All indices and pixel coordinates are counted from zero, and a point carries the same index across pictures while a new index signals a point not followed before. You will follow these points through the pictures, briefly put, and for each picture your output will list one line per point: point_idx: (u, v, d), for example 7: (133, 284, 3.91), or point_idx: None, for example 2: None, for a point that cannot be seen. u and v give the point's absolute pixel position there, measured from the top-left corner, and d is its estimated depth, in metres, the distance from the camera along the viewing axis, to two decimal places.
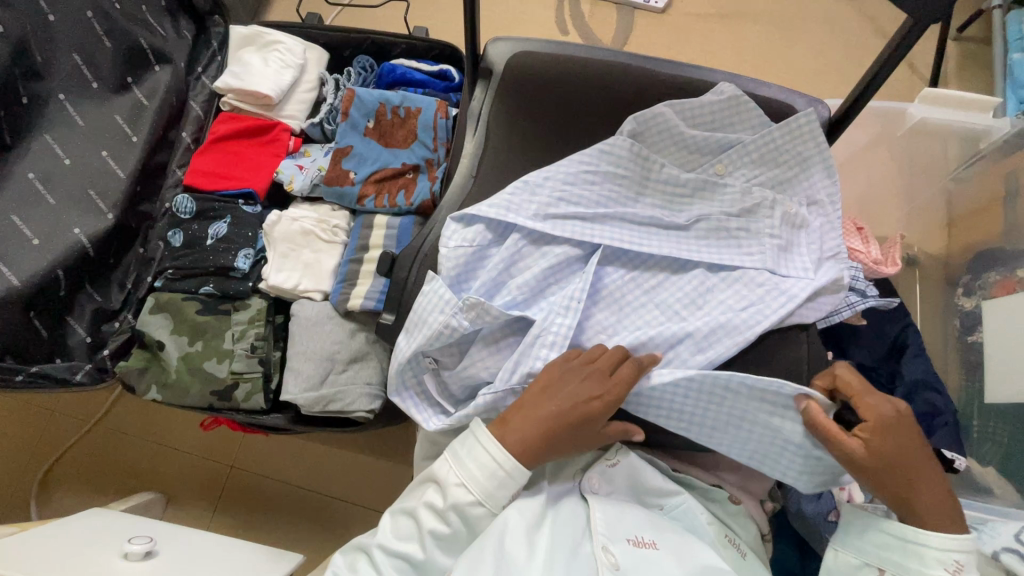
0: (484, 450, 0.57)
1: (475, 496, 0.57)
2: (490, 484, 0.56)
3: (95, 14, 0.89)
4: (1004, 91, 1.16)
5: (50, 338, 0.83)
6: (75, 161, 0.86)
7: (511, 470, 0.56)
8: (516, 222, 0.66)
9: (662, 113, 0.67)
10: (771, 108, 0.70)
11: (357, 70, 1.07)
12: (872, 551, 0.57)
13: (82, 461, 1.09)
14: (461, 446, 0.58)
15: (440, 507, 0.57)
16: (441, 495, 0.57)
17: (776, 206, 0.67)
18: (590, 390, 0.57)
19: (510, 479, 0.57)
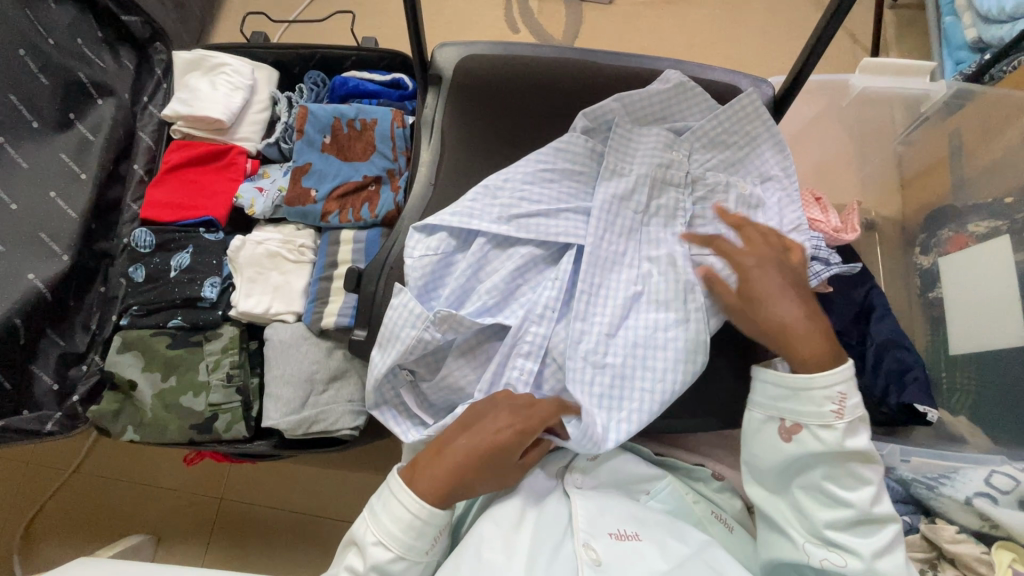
0: (397, 497, 0.57)
1: (394, 552, 0.57)
2: (403, 535, 0.56)
3: (28, 52, 0.85)
4: (941, 56, 1.20)
5: (14, 390, 0.80)
6: (23, 206, 0.83)
7: (426, 517, 0.56)
8: (478, 228, 0.66)
9: (610, 112, 0.69)
10: (716, 91, 0.72)
11: (309, 86, 1.05)
12: (772, 406, 0.60)
13: (62, 512, 1.06)
14: (375, 502, 0.59)
15: (361, 568, 0.57)
16: (361, 558, 0.58)
17: (730, 188, 0.69)
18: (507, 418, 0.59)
19: (425, 528, 0.57)
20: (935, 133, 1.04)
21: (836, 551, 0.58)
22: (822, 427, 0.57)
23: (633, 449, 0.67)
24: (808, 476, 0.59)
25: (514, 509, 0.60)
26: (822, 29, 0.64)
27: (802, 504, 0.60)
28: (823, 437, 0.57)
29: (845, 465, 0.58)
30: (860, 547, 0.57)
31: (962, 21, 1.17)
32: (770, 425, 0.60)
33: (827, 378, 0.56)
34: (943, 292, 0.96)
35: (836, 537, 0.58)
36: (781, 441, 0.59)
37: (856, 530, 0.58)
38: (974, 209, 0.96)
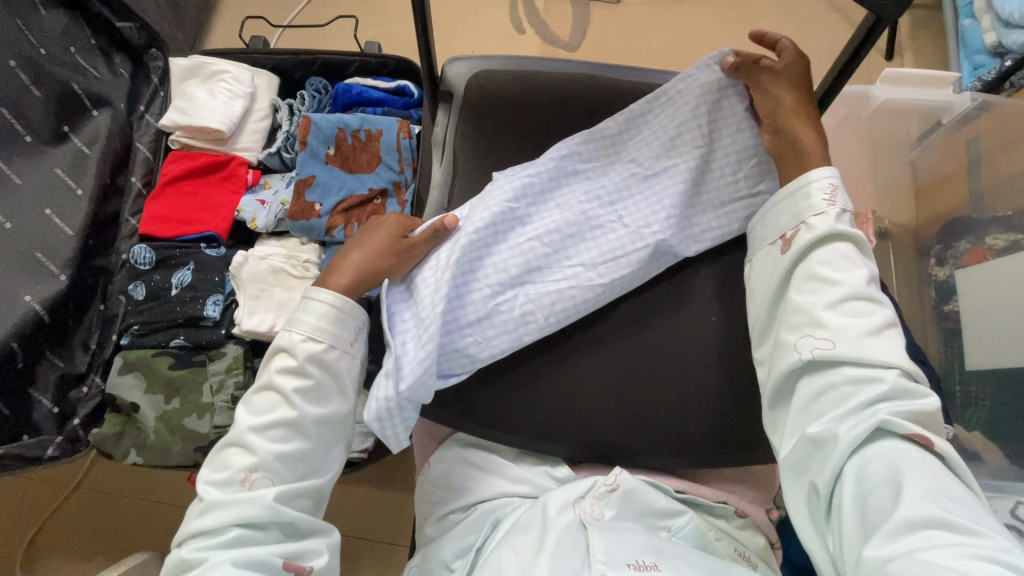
0: (313, 298, 0.58)
1: (325, 341, 0.57)
2: (326, 325, 0.57)
3: (18, 63, 0.81)
4: (958, 59, 1.17)
5: (13, 415, 0.77)
6: (17, 225, 0.80)
7: (344, 302, 0.58)
8: (476, 217, 0.62)
9: (611, 128, 0.67)
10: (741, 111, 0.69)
11: (311, 93, 1.02)
12: (772, 227, 0.61)
13: (64, 530, 1.04)
14: (292, 314, 0.58)
15: (295, 366, 0.56)
16: (292, 356, 0.56)
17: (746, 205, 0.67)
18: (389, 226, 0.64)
19: (345, 314, 0.58)
20: (950, 141, 1.01)
21: (826, 336, 0.53)
22: (814, 217, 0.58)
23: (652, 482, 0.63)
24: (802, 262, 0.57)
25: (534, 537, 0.58)
26: (854, 50, 0.61)
27: (792, 302, 0.56)
28: (812, 227, 0.58)
29: (829, 247, 0.57)
30: (849, 329, 0.52)
31: (980, 23, 1.14)
32: (771, 248, 0.61)
33: (815, 176, 0.59)
34: (959, 304, 0.94)
35: (830, 319, 0.53)
36: (780, 252, 0.59)
37: (846, 310, 0.54)
38: (992, 220, 0.94)
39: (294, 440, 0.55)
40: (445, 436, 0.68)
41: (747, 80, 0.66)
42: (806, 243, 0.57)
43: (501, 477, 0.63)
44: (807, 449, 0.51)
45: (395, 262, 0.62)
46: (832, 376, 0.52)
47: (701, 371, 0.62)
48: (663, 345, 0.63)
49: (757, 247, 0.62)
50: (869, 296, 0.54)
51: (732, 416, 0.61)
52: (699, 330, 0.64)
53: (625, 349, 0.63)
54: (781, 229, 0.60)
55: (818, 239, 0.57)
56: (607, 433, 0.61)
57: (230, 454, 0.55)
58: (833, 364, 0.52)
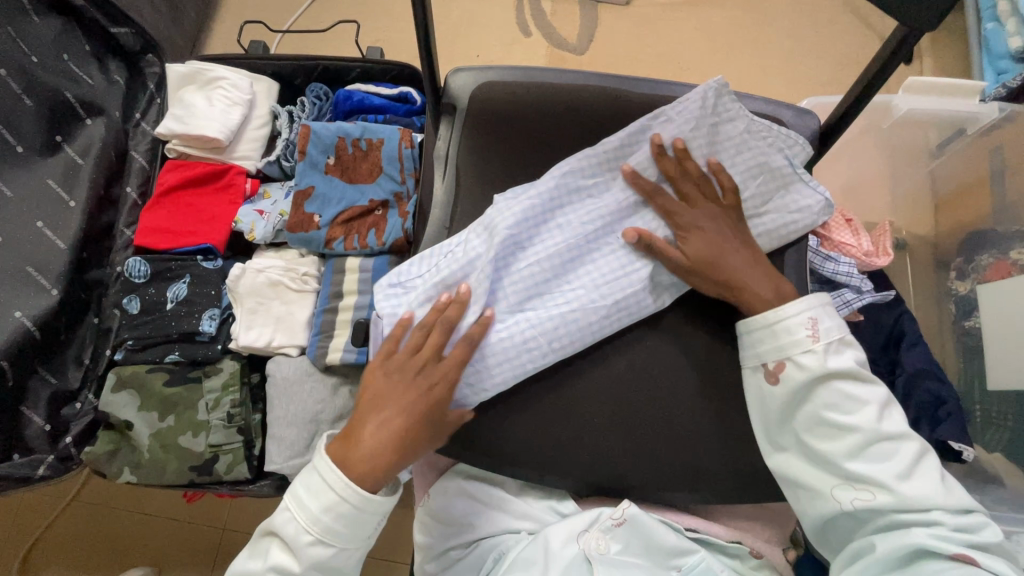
0: (324, 479, 0.53)
1: (332, 547, 0.53)
2: (337, 526, 0.52)
3: (11, 73, 0.79)
4: (981, 64, 1.13)
5: (4, 434, 0.75)
6: (8, 238, 0.78)
7: (356, 504, 0.53)
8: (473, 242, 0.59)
9: (617, 144, 0.62)
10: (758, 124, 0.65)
11: (311, 100, 0.99)
12: (753, 356, 0.58)
13: (59, 543, 1.02)
14: (300, 488, 0.54)
15: (292, 568, 0.53)
16: (291, 556, 0.53)
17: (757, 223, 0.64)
18: (419, 387, 0.56)
19: (360, 515, 0.53)
20: (975, 150, 0.97)
21: (862, 488, 0.53)
22: (801, 354, 0.56)
23: (663, 519, 0.59)
24: (807, 407, 0.56)
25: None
26: (870, 79, 0.59)
27: (812, 448, 0.56)
28: (805, 364, 0.56)
29: (834, 382, 0.55)
30: (882, 474, 0.52)
31: (1004, 28, 1.09)
32: (756, 373, 0.58)
33: (792, 308, 0.57)
34: (980, 321, 0.91)
35: (856, 469, 0.53)
36: (770, 383, 0.57)
37: (873, 453, 0.53)
38: (1017, 235, 0.90)
39: None
40: (448, 465, 0.65)
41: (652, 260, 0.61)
42: (803, 381, 0.56)
43: (504, 511, 0.61)
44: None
45: (422, 446, 0.55)
46: (877, 520, 0.52)
47: (712, 399, 0.60)
48: (673, 373, 0.60)
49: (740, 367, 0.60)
50: (885, 433, 0.54)
51: (744, 448, 0.59)
52: (713, 357, 0.61)
53: (631, 375, 0.60)
54: (763, 358, 0.58)
55: (818, 378, 0.55)
56: (615, 467, 0.58)
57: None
58: (874, 510, 0.52)
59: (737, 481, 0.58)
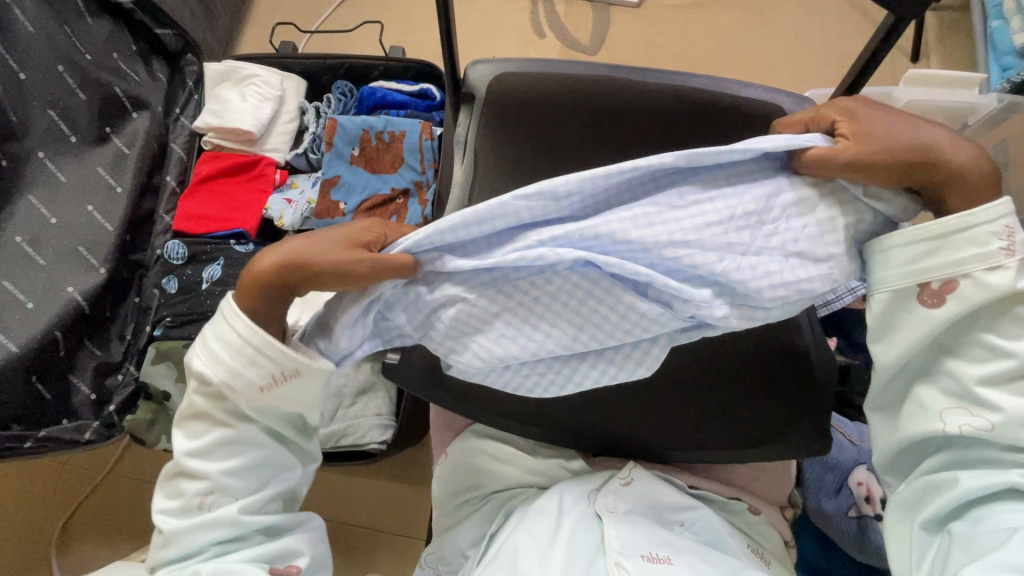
0: (224, 315, 0.45)
1: (237, 370, 0.45)
2: (235, 349, 0.45)
3: (66, 67, 0.86)
4: (987, 61, 1.15)
5: (55, 400, 0.82)
6: (62, 220, 0.85)
7: (260, 346, 0.44)
8: None
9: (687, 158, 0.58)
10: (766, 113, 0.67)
11: (337, 96, 1.05)
12: (911, 267, 0.44)
13: (96, 514, 1.08)
14: (206, 327, 0.46)
15: (214, 390, 0.47)
16: (209, 382, 0.46)
17: None
18: (344, 237, 0.45)
19: (254, 350, 0.44)
20: (986, 141, 0.97)
21: (982, 415, 0.45)
22: (983, 270, 0.42)
23: (667, 477, 0.63)
24: (955, 329, 0.45)
25: (549, 522, 0.58)
26: (868, 58, 0.63)
27: (944, 373, 0.46)
28: (987, 283, 0.42)
29: (1010, 309, 0.43)
30: (1019, 409, 0.44)
31: (1010, 25, 1.11)
32: (901, 296, 0.45)
33: (984, 213, 0.42)
34: None
35: (987, 397, 0.44)
36: (928, 304, 0.44)
37: (1015, 386, 0.44)
38: None
39: (237, 460, 0.49)
40: (465, 426, 0.70)
41: (839, 181, 0.44)
42: (970, 305, 0.43)
43: (517, 468, 0.65)
44: (930, 509, 0.48)
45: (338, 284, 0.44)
46: (978, 450, 0.46)
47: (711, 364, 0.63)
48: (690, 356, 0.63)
49: (886, 279, 0.45)
50: None
51: (746, 413, 0.61)
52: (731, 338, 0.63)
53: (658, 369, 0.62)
54: (925, 274, 0.44)
55: (993, 300, 0.42)
56: (617, 428, 0.62)
57: (190, 420, 0.49)
58: (987, 441, 0.45)
59: (742, 445, 0.61)
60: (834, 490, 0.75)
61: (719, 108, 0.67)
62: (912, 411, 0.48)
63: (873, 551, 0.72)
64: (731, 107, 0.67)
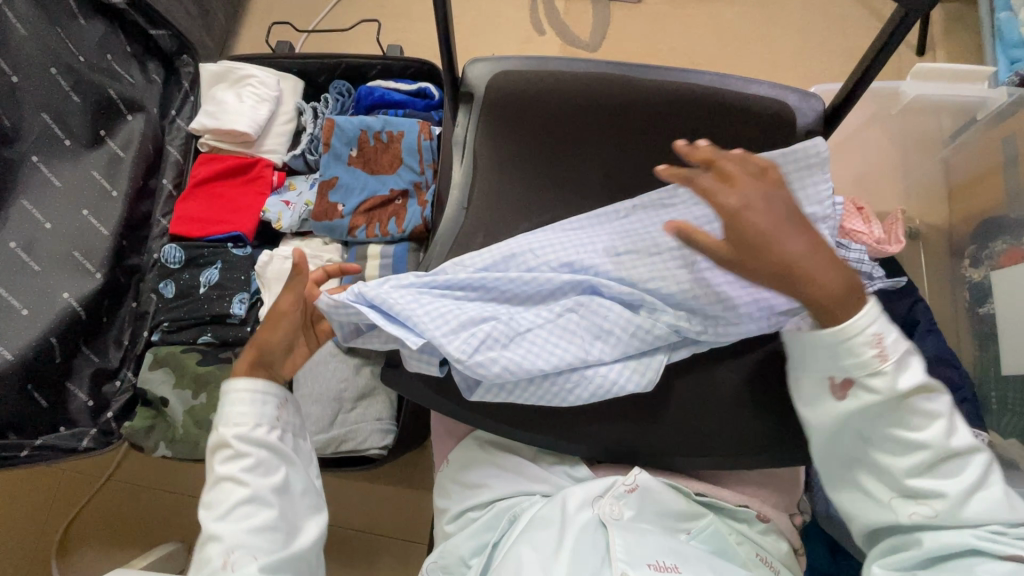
0: (229, 393, 0.60)
1: (253, 424, 0.59)
2: (248, 410, 0.59)
3: (59, 70, 0.84)
4: (994, 54, 1.13)
5: (52, 408, 0.81)
6: (57, 225, 0.83)
7: (263, 389, 0.61)
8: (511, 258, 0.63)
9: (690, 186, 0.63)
10: (773, 109, 0.64)
11: (334, 96, 1.04)
12: (824, 367, 0.54)
13: (97, 520, 1.07)
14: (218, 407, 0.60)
15: (232, 453, 0.58)
16: (228, 449, 0.58)
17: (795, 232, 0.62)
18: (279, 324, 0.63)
19: (264, 395, 0.60)
20: (986, 139, 0.97)
21: (922, 501, 0.53)
22: (872, 377, 0.52)
23: (672, 483, 0.61)
24: (868, 426, 0.54)
25: (555, 533, 0.58)
26: (879, 47, 0.60)
27: (877, 464, 0.55)
28: (876, 387, 0.52)
29: (910, 403, 0.53)
30: (947, 489, 0.52)
31: (1019, 15, 1.10)
32: (820, 392, 0.55)
33: (862, 320, 0.51)
34: (995, 307, 0.91)
35: (919, 485, 0.53)
36: (836, 398, 0.54)
37: (935, 469, 0.53)
38: None
39: (259, 516, 0.56)
40: (466, 432, 0.69)
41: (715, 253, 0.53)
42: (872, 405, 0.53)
43: (518, 475, 0.64)
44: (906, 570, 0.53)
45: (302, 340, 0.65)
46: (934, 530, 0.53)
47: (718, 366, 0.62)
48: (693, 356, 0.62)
49: (799, 371, 0.56)
50: (952, 451, 0.53)
51: (757, 418, 0.60)
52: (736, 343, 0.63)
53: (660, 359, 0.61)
54: (831, 371, 0.53)
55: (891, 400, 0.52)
56: (622, 433, 0.61)
57: (212, 491, 0.58)
58: (935, 523, 0.53)
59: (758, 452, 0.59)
60: None
61: (725, 105, 0.64)
62: (869, 502, 0.56)
63: None
64: (737, 104, 0.64)
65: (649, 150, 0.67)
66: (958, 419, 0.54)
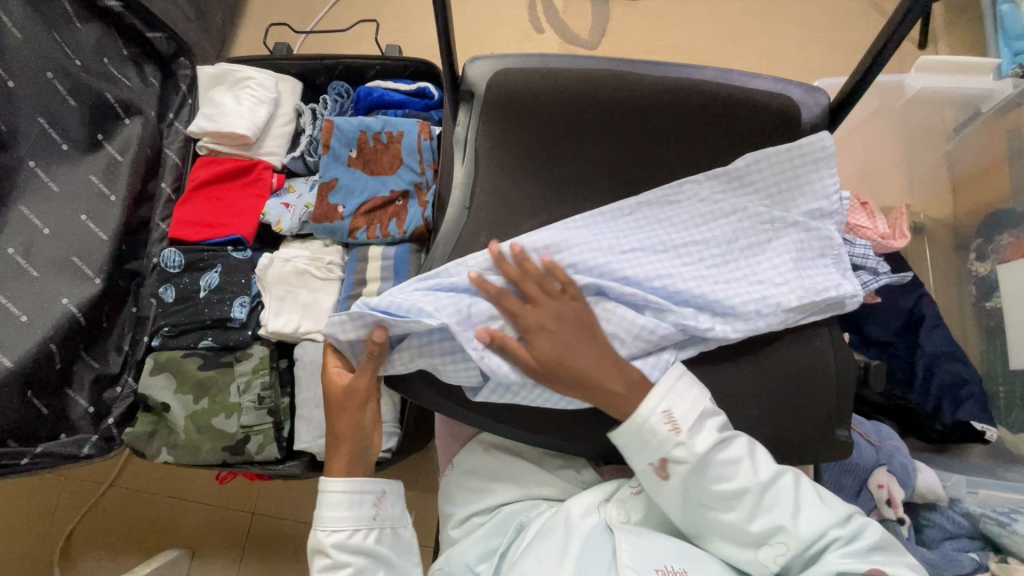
0: (327, 496, 0.59)
1: (351, 528, 0.59)
2: (347, 514, 0.59)
3: (56, 74, 0.84)
4: (997, 46, 1.12)
5: (52, 415, 0.80)
6: (55, 230, 0.83)
7: (363, 490, 0.60)
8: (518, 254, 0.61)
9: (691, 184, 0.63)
10: (779, 102, 0.63)
11: (333, 98, 1.03)
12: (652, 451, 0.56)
13: (99, 527, 1.06)
14: (316, 510, 0.60)
15: (330, 561, 0.58)
16: (326, 557, 0.58)
17: (803, 229, 0.62)
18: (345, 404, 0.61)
19: (357, 497, 0.60)
20: (988, 134, 0.96)
21: (775, 541, 0.54)
22: (676, 449, 0.55)
23: None
24: (693, 492, 0.56)
25: (557, 541, 0.57)
26: (887, 37, 0.59)
27: (719, 522, 0.55)
28: (682, 456, 0.54)
29: (710, 460, 0.55)
30: (783, 520, 0.53)
31: (1020, 8, 1.09)
32: (648, 476, 0.56)
33: (648, 406, 0.56)
34: (1000, 301, 0.91)
35: (761, 527, 0.54)
36: (663, 479, 0.56)
37: (762, 508, 0.54)
38: None
39: None
40: (470, 435, 0.68)
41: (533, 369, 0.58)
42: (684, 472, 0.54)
43: (524, 479, 0.63)
44: None
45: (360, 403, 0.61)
46: (816, 561, 0.53)
47: (727, 366, 0.61)
48: (701, 357, 0.62)
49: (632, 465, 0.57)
50: (763, 486, 0.55)
51: (765, 420, 0.60)
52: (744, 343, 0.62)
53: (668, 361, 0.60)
54: (647, 459, 0.56)
55: (696, 462, 0.54)
56: None
57: None
58: (795, 556, 0.53)
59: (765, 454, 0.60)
60: (853, 493, 0.73)
61: (729, 101, 0.63)
62: (735, 564, 0.56)
63: None
64: (741, 99, 0.63)
65: (651, 147, 0.66)
66: (757, 449, 0.57)
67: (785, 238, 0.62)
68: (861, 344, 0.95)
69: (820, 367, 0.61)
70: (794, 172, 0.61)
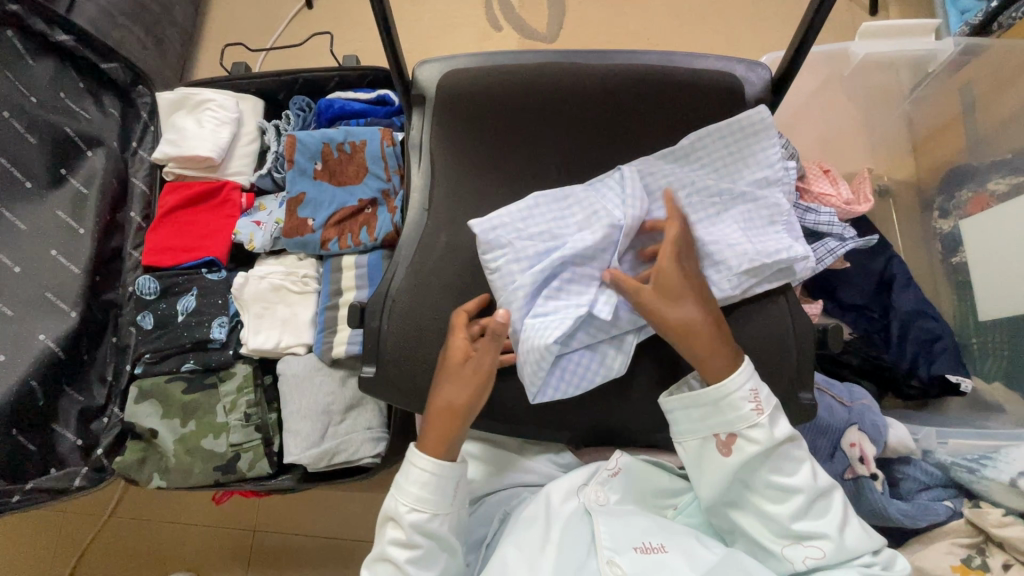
0: (414, 464, 0.58)
1: (428, 511, 0.57)
2: (427, 493, 0.57)
3: (12, 113, 0.86)
4: (944, 7, 1.14)
5: (40, 450, 0.81)
6: (26, 268, 0.84)
7: (443, 471, 0.58)
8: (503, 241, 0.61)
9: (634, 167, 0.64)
10: (718, 79, 0.65)
11: (295, 112, 1.04)
12: (708, 426, 0.58)
13: (104, 559, 1.07)
14: (399, 475, 0.59)
15: (403, 537, 0.57)
16: (399, 528, 0.58)
17: (748, 200, 0.63)
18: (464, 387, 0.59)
19: (442, 482, 0.58)
20: (944, 91, 0.99)
21: (811, 545, 0.55)
22: (751, 428, 0.56)
23: (654, 461, 0.64)
24: (751, 474, 0.57)
25: (538, 531, 0.58)
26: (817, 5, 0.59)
27: (761, 508, 0.57)
28: (756, 437, 0.56)
29: (780, 451, 0.57)
30: (826, 528, 0.55)
31: None
32: (705, 443, 0.58)
33: (737, 379, 0.56)
34: (965, 255, 0.93)
35: (801, 528, 0.55)
36: (724, 453, 0.57)
37: (812, 512, 0.56)
38: (992, 167, 0.92)
39: None
40: None
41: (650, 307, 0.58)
42: (746, 451, 0.56)
43: (508, 468, 0.67)
44: None
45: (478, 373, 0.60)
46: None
47: None
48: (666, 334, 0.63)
49: (687, 437, 0.60)
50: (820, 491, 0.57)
51: None
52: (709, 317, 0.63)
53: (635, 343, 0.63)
54: (715, 428, 0.58)
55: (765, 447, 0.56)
56: (599, 416, 0.63)
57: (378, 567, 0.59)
58: (823, 564, 0.55)
59: None
60: (828, 454, 0.75)
61: (666, 84, 0.65)
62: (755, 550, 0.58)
63: (868, 507, 0.74)
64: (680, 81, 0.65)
65: (597, 133, 0.67)
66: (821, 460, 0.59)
67: (731, 209, 0.63)
68: (835, 310, 0.96)
69: (778, 332, 0.63)
70: (732, 145, 0.63)
